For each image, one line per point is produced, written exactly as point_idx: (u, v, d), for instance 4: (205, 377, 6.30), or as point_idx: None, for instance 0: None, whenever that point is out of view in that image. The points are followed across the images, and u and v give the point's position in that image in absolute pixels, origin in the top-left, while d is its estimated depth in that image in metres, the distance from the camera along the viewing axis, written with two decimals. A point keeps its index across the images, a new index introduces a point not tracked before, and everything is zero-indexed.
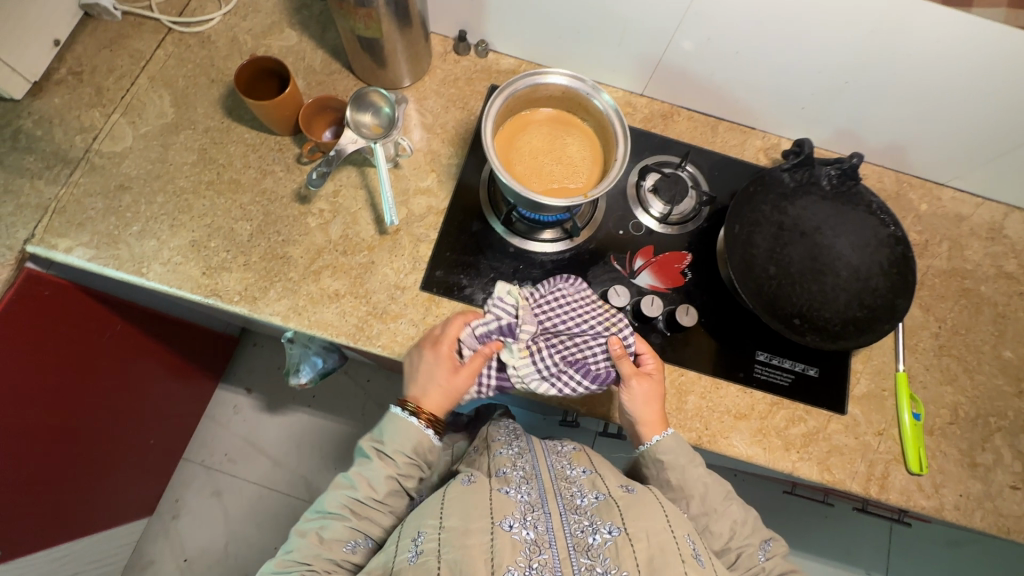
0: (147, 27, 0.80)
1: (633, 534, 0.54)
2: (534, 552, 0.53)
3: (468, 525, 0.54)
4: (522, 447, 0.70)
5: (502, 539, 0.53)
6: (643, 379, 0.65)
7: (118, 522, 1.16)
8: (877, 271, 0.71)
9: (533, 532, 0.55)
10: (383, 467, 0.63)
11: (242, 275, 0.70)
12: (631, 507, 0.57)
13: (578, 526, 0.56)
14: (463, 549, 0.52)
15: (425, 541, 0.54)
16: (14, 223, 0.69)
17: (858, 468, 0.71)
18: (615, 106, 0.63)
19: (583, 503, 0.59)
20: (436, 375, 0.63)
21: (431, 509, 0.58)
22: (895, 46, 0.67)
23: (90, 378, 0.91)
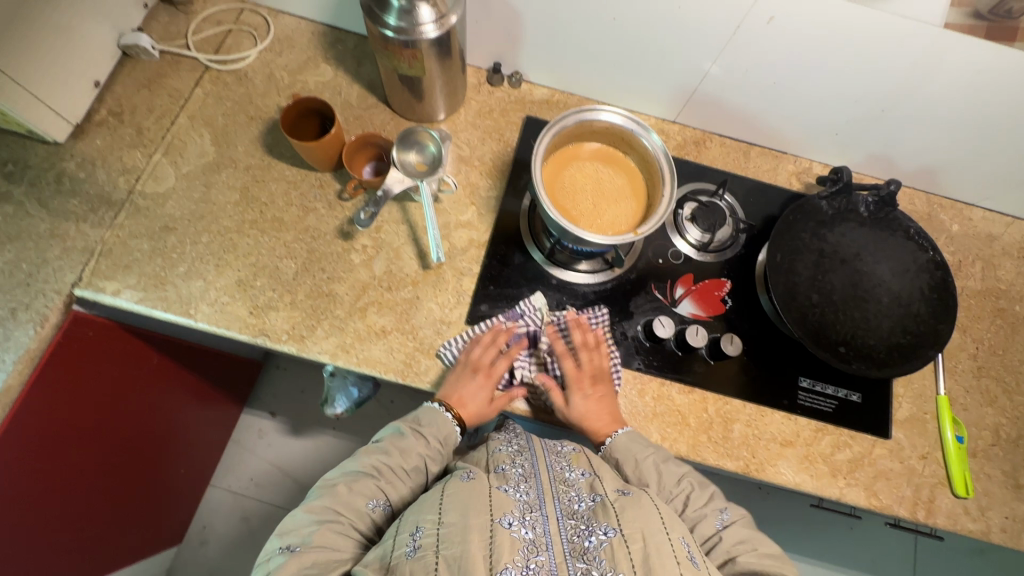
0: (184, 65, 0.81)
1: (630, 536, 0.50)
2: (532, 552, 0.49)
3: (467, 521, 0.50)
4: (521, 443, 0.66)
5: (500, 536, 0.49)
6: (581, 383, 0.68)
7: (152, 551, 1.15)
8: (919, 297, 0.72)
9: (532, 531, 0.51)
10: (417, 442, 0.65)
11: (289, 314, 0.71)
12: (629, 508, 0.53)
13: (574, 530, 0.52)
14: (463, 545, 0.48)
15: (424, 537, 0.50)
16: (62, 267, 0.70)
17: (904, 493, 0.72)
18: (663, 146, 0.64)
19: (581, 508, 0.55)
20: (478, 393, 0.67)
21: (429, 505, 0.54)
22: (933, 77, 0.67)
23: (124, 414, 0.90)
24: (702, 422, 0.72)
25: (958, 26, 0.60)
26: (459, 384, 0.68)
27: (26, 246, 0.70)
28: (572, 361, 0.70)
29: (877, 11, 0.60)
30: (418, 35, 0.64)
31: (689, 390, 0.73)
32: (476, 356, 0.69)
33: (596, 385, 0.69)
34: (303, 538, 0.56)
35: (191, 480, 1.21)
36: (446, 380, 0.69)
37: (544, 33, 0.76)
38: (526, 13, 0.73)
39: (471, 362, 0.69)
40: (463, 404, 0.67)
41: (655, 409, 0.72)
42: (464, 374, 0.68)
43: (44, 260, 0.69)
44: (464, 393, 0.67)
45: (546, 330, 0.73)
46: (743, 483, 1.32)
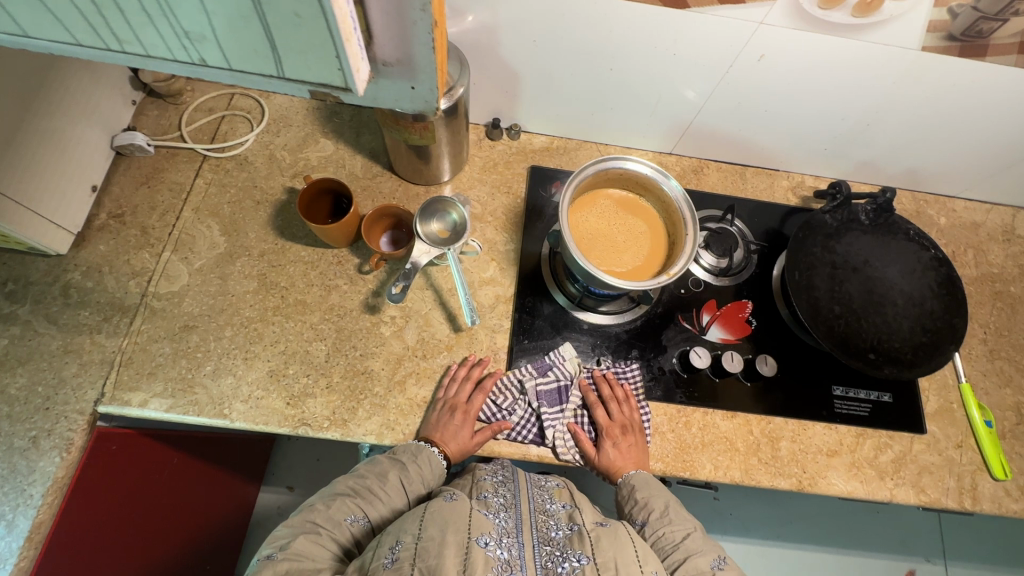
0: (182, 158, 0.79)
1: (602, 565, 0.50)
2: (505, 571, 0.49)
3: (446, 536, 0.50)
4: (506, 473, 0.66)
5: (476, 553, 0.49)
6: (615, 434, 0.69)
7: None
8: (930, 294, 0.76)
9: (507, 552, 0.52)
10: (391, 466, 0.64)
11: (328, 398, 0.69)
12: (604, 538, 0.54)
13: (547, 556, 0.53)
14: (439, 558, 0.48)
15: (401, 549, 0.50)
16: (81, 384, 0.66)
17: (949, 484, 0.74)
18: (682, 192, 0.66)
19: (557, 536, 0.56)
20: (460, 432, 0.66)
21: (410, 521, 0.54)
22: (913, 92, 0.72)
23: (146, 521, 0.85)
24: (750, 444, 0.73)
25: (934, 48, 0.63)
26: (440, 422, 0.66)
27: (40, 367, 0.66)
28: (603, 411, 0.71)
29: (863, 41, 0.64)
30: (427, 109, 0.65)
31: (731, 415, 0.74)
32: (453, 394, 0.68)
33: (626, 434, 0.69)
34: (276, 552, 0.54)
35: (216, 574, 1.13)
36: (427, 419, 0.68)
37: (543, 87, 0.78)
38: (524, 72, 0.75)
39: (449, 401, 0.68)
40: (444, 440, 0.65)
41: (704, 439, 0.73)
42: (444, 413, 0.67)
43: (61, 379, 0.66)
44: (447, 431, 0.66)
45: (576, 386, 0.73)
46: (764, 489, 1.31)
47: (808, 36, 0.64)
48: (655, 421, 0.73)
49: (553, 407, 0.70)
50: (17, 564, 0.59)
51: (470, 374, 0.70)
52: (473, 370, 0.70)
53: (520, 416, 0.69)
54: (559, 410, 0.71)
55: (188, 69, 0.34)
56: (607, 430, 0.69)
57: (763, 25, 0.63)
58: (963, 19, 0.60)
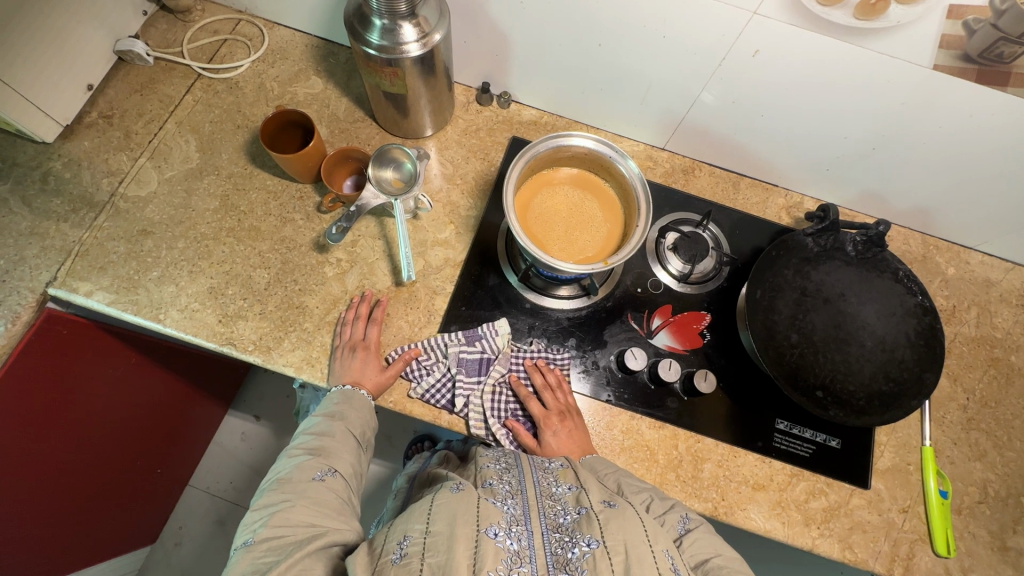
0: (177, 72, 0.82)
1: (613, 548, 0.46)
2: (516, 563, 0.45)
3: (455, 531, 0.46)
4: (509, 461, 0.59)
5: (486, 544, 0.45)
6: (553, 421, 0.66)
7: (134, 543, 1.17)
8: (904, 342, 0.69)
9: (517, 542, 0.47)
10: (333, 421, 0.65)
11: (258, 324, 0.70)
12: (614, 520, 0.49)
13: (557, 543, 0.48)
14: (449, 554, 0.44)
15: (411, 544, 0.46)
16: (37, 265, 0.70)
17: (881, 547, 0.68)
18: (638, 172, 0.63)
19: (566, 521, 0.50)
20: (367, 366, 0.66)
21: (418, 513, 0.50)
22: (927, 119, 0.65)
23: (102, 411, 0.91)
24: (671, 459, 0.70)
25: (947, 68, 0.57)
26: (348, 365, 0.67)
27: (6, 243, 0.70)
28: (537, 402, 0.68)
29: (868, 50, 0.58)
30: (400, 53, 0.65)
31: (659, 425, 0.71)
32: (349, 336, 0.69)
33: (564, 420, 0.66)
34: (252, 538, 0.53)
35: (167, 482, 1.20)
36: (334, 368, 0.68)
37: (532, 55, 0.75)
38: (513, 37, 0.73)
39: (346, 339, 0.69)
40: (357, 380, 0.66)
41: (623, 442, 0.70)
42: (348, 355, 0.67)
43: (21, 257, 0.70)
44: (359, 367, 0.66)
45: (500, 360, 0.71)
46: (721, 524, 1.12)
47: (806, 36, 0.59)
48: None
49: (470, 377, 0.69)
50: None
51: (358, 313, 0.70)
52: (359, 308, 0.71)
53: (436, 378, 0.68)
54: (477, 382, 0.69)
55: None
56: (544, 419, 0.66)
57: (756, 15, 0.58)
58: (980, 37, 0.53)
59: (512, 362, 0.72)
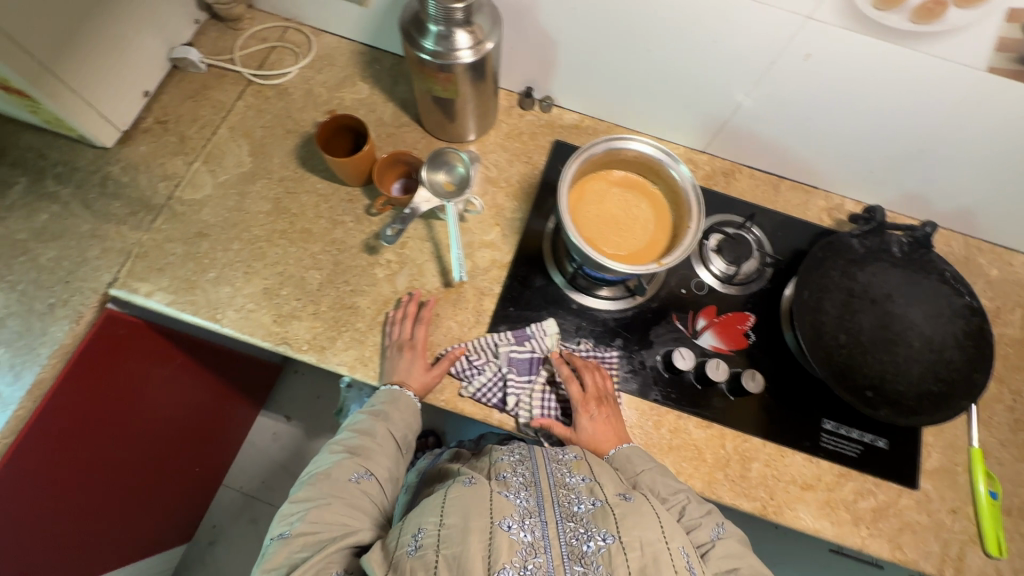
0: (228, 79, 0.84)
1: (628, 544, 0.46)
2: (531, 555, 0.47)
3: (467, 523, 0.47)
4: (523, 452, 0.60)
5: (499, 538, 0.47)
6: (593, 405, 0.67)
7: (172, 541, 1.19)
8: (952, 343, 0.69)
9: (530, 535, 0.48)
10: (376, 420, 0.66)
11: (311, 324, 0.72)
12: (629, 515, 0.49)
13: (572, 533, 0.49)
14: (463, 546, 0.46)
15: (425, 537, 0.48)
16: (99, 266, 0.72)
17: (931, 548, 0.68)
18: (691, 176, 0.64)
19: (580, 511, 0.51)
20: (414, 365, 0.68)
21: (431, 507, 0.51)
22: (977, 121, 0.66)
23: (150, 409, 0.93)
24: (719, 458, 0.70)
25: (1002, 71, 0.58)
26: (396, 364, 0.68)
27: (69, 244, 0.73)
28: (577, 385, 0.68)
29: (917, 52, 0.59)
30: (454, 59, 0.66)
31: (706, 425, 0.72)
32: (398, 334, 0.70)
33: (601, 405, 0.67)
34: (290, 531, 0.55)
35: (204, 480, 1.21)
36: (384, 367, 0.69)
37: (577, 60, 0.77)
38: (560, 42, 0.74)
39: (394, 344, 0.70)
40: (404, 380, 0.67)
41: (671, 442, 0.70)
42: (397, 354, 0.69)
43: (84, 259, 0.72)
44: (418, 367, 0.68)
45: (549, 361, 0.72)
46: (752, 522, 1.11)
47: (859, 39, 0.60)
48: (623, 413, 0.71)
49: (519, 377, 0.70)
50: (16, 411, 0.66)
51: (406, 312, 0.72)
52: (407, 308, 0.72)
53: (488, 377, 0.69)
54: (528, 381, 0.70)
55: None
56: (583, 402, 0.67)
57: (811, 20, 0.59)
58: None
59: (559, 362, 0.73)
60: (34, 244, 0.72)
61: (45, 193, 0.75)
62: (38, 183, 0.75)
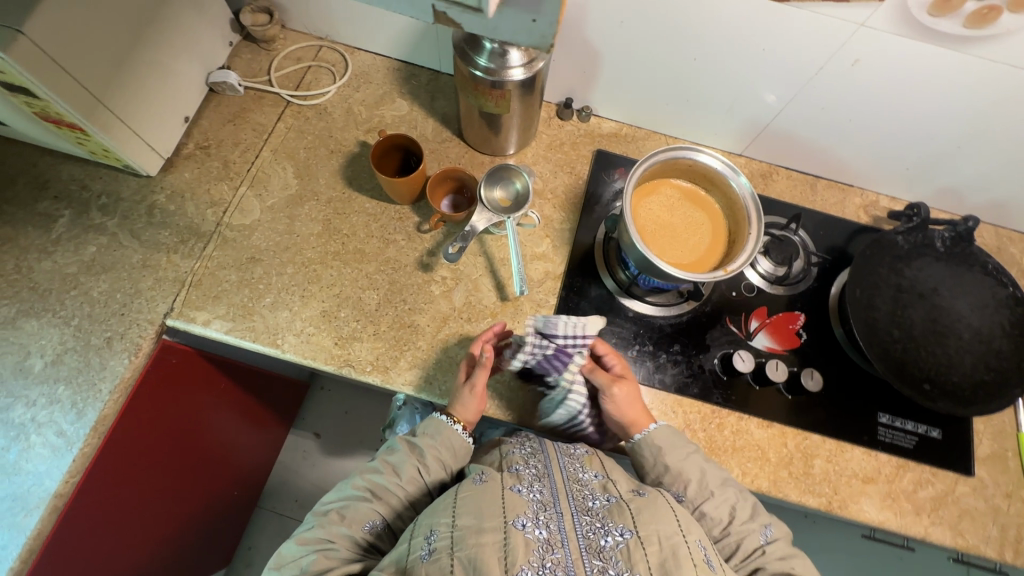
0: (267, 101, 0.83)
1: (647, 538, 0.48)
2: (547, 551, 0.47)
3: (483, 522, 0.49)
4: (534, 445, 0.62)
5: (515, 536, 0.47)
6: (622, 386, 0.66)
7: (212, 567, 1.18)
8: (1000, 333, 0.72)
9: (546, 530, 0.49)
10: (409, 456, 0.63)
11: (373, 345, 0.72)
12: (645, 510, 0.51)
13: (589, 527, 0.50)
14: (478, 546, 0.47)
15: (438, 539, 0.49)
16: (154, 296, 0.71)
17: (990, 533, 0.70)
18: (751, 189, 0.66)
19: (594, 506, 0.53)
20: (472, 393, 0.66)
21: (442, 509, 0.53)
22: (1018, 119, 0.68)
23: (194, 435, 0.92)
24: (783, 457, 0.72)
25: None
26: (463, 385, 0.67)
27: (121, 276, 0.72)
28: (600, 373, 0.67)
29: (969, 55, 0.61)
30: (505, 76, 0.66)
31: (767, 425, 0.73)
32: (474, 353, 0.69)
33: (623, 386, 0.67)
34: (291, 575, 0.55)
35: (241, 504, 1.20)
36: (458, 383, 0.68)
37: (620, 71, 0.77)
38: (605, 53, 0.75)
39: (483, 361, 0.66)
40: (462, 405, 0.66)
41: (735, 443, 0.72)
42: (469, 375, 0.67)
43: (138, 290, 0.72)
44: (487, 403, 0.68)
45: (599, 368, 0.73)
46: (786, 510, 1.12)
47: (909, 44, 0.61)
48: (687, 417, 0.72)
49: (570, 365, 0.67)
50: (81, 449, 0.65)
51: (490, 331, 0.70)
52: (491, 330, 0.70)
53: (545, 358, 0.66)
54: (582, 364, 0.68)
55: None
56: (613, 386, 0.66)
57: (863, 27, 0.61)
58: None
59: None
60: (85, 278, 0.71)
61: (92, 225, 0.74)
62: (83, 216, 0.74)
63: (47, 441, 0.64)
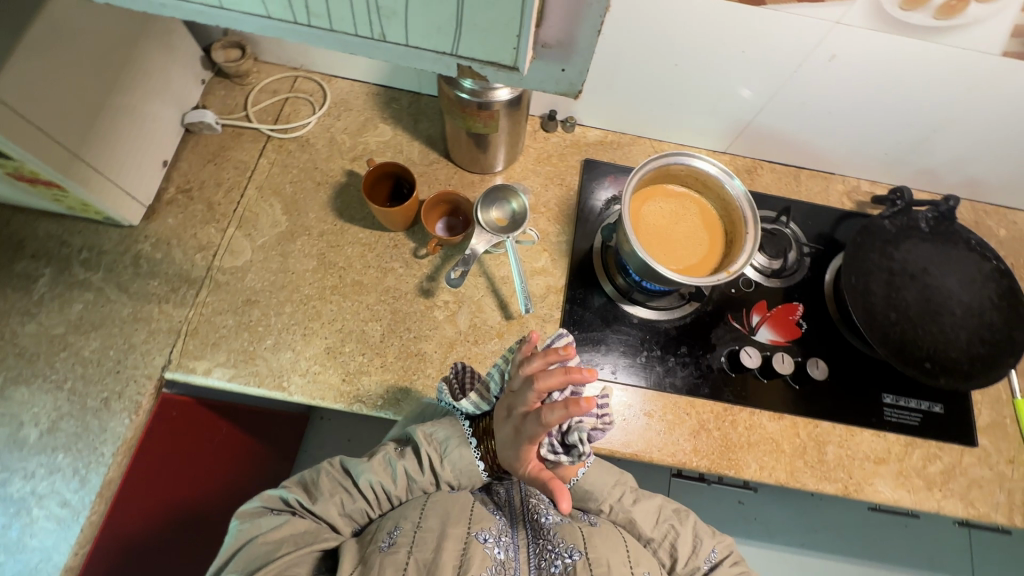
0: (246, 137, 0.81)
1: (594, 560, 0.56)
2: (500, 572, 0.54)
3: (447, 528, 0.56)
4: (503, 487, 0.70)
5: (475, 547, 0.55)
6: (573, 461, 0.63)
7: None
8: (990, 306, 0.74)
9: (503, 553, 0.57)
10: (429, 480, 0.63)
11: (381, 377, 0.70)
12: (595, 535, 0.60)
13: (541, 554, 0.59)
14: (437, 550, 0.53)
15: (400, 535, 0.56)
16: (149, 350, 0.69)
17: (999, 499, 0.73)
18: (745, 190, 0.67)
19: (548, 523, 0.62)
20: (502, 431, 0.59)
21: (411, 508, 0.60)
22: (988, 100, 0.70)
23: (202, 485, 0.89)
24: (797, 447, 0.73)
25: (1015, 53, 0.63)
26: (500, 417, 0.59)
27: (112, 332, 0.69)
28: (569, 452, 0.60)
29: (939, 44, 0.63)
30: (491, 98, 0.66)
31: (778, 417, 0.74)
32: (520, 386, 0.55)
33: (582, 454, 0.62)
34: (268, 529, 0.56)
35: None
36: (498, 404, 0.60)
37: (603, 81, 0.78)
38: None
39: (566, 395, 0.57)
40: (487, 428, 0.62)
41: (749, 438, 0.73)
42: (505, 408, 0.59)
43: (132, 345, 0.69)
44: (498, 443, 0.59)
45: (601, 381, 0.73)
46: (792, 491, 1.15)
47: (883, 38, 0.64)
48: (701, 417, 0.73)
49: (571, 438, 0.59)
50: (88, 517, 0.62)
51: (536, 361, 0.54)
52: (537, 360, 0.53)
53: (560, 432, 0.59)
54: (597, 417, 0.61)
55: (282, 28, 0.33)
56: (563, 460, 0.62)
57: (839, 24, 0.63)
58: None
59: (617, 379, 0.73)
60: (74, 338, 0.69)
61: (75, 281, 0.71)
62: (65, 273, 0.71)
63: (51, 513, 0.62)
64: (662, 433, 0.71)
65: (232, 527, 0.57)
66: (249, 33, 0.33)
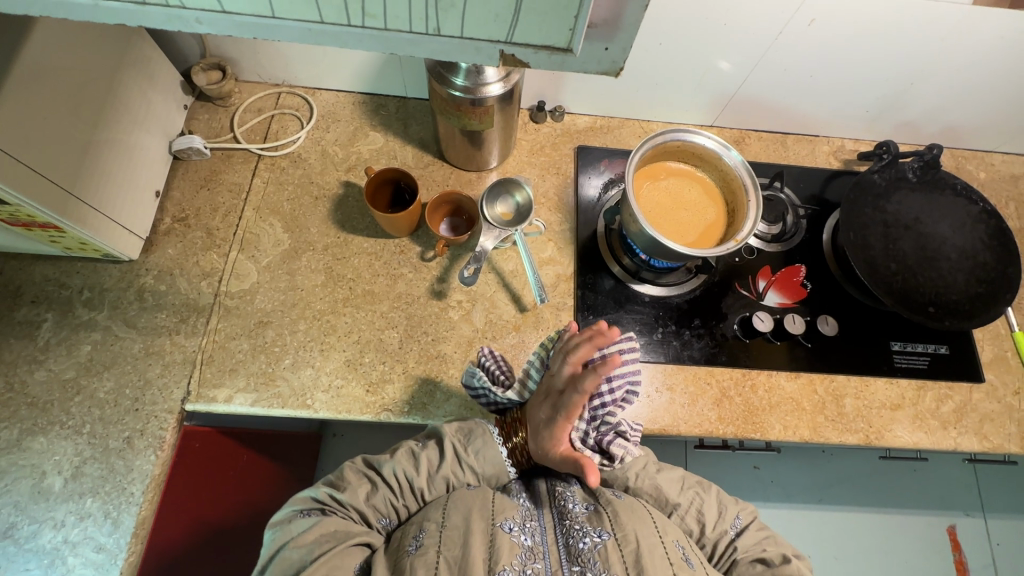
0: (236, 158, 0.80)
1: (624, 540, 0.55)
2: (529, 559, 0.54)
3: (470, 523, 0.55)
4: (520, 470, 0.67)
5: (501, 538, 0.54)
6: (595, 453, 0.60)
7: None
8: (982, 246, 0.77)
9: (530, 540, 0.56)
10: (451, 466, 0.61)
11: (405, 383, 0.70)
12: (623, 512, 0.58)
13: (569, 532, 0.58)
14: (465, 548, 0.52)
15: (426, 536, 0.54)
16: (167, 383, 0.68)
17: (1011, 430, 0.75)
18: (742, 160, 0.68)
19: (575, 509, 0.60)
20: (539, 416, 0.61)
21: (434, 507, 0.58)
22: (959, 50, 0.73)
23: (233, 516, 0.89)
24: (816, 403, 0.75)
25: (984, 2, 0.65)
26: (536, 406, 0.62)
27: (125, 370, 0.68)
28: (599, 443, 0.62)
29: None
30: (483, 93, 0.66)
31: (795, 376, 0.76)
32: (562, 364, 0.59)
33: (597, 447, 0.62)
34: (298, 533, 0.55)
35: None
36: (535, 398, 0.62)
37: None
38: None
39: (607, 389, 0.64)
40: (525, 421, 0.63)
41: (771, 401, 0.74)
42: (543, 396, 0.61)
43: (147, 380, 0.68)
44: (533, 427, 0.61)
45: None
46: (807, 449, 1.17)
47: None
48: (721, 385, 0.74)
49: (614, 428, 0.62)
50: (127, 559, 0.61)
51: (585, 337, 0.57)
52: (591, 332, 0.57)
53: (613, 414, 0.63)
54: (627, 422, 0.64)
55: (329, 33, 0.34)
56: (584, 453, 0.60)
57: None
58: None
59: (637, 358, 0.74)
60: (87, 380, 0.67)
61: (80, 323, 0.70)
62: (69, 315, 0.70)
63: (87, 560, 0.60)
64: (687, 405, 0.73)
65: (267, 537, 0.56)
66: (292, 40, 0.34)
